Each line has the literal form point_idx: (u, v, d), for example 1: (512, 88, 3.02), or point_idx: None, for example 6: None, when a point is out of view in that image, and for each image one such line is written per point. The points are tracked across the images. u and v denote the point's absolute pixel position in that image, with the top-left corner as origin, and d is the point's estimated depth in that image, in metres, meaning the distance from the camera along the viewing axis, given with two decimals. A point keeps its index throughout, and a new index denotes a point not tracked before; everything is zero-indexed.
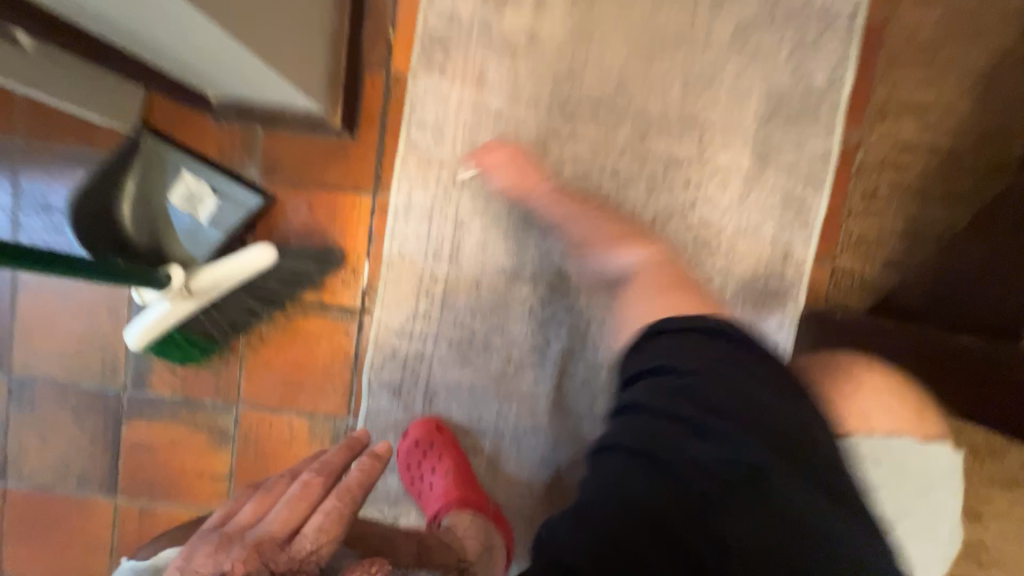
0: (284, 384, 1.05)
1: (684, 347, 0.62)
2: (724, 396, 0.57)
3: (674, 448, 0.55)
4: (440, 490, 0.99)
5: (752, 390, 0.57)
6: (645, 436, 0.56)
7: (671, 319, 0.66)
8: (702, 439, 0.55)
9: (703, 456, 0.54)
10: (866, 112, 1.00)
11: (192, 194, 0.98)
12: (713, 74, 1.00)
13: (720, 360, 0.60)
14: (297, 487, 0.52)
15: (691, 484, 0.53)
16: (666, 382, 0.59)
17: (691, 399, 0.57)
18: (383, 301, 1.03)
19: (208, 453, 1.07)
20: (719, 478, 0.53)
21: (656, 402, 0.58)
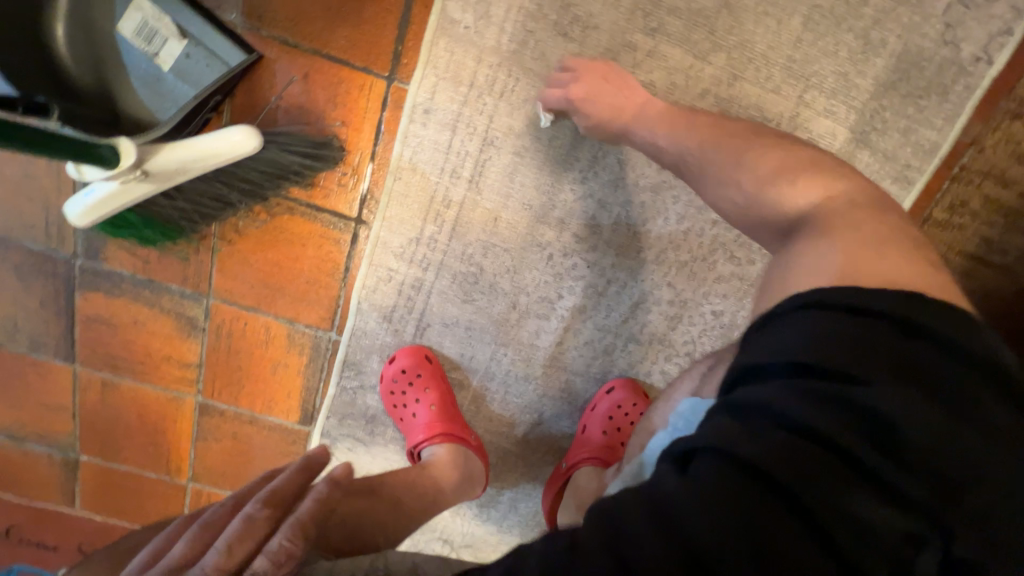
0: (261, 285, 0.94)
1: (822, 339, 0.43)
2: (887, 408, 0.41)
3: (820, 485, 0.39)
4: (424, 421, 0.97)
5: (930, 432, 0.41)
6: (772, 462, 0.39)
7: (832, 292, 0.47)
8: (862, 484, 0.40)
9: (862, 512, 0.39)
10: (1004, 102, 0.82)
11: (151, 31, 0.75)
12: (848, 10, 0.78)
13: (903, 380, 0.42)
14: (239, 522, 0.46)
15: (832, 547, 0.38)
16: (809, 387, 0.42)
17: (879, 421, 0.41)
18: (386, 214, 0.89)
19: (175, 340, 0.99)
20: (887, 540, 0.39)
21: (799, 407, 0.41)
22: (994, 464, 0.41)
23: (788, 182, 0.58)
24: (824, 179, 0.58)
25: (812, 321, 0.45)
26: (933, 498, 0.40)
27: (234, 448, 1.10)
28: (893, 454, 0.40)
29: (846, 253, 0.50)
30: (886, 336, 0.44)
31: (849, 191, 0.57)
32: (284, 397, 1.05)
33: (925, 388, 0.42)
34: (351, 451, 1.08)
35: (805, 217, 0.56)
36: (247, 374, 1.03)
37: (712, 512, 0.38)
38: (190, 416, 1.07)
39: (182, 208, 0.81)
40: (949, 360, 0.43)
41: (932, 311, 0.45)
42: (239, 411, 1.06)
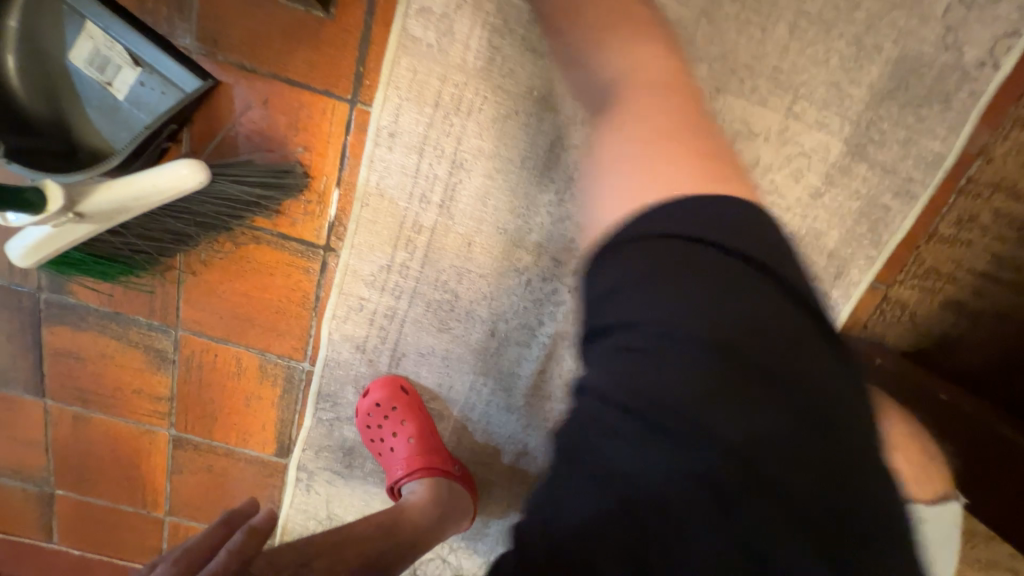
0: (230, 316, 0.91)
1: (654, 297, 0.42)
2: (660, 367, 0.41)
3: (625, 457, 0.39)
4: (403, 456, 0.93)
5: (713, 397, 0.40)
6: (568, 441, 0.42)
7: (684, 224, 0.45)
8: (665, 450, 0.39)
9: (669, 472, 0.39)
10: (1015, 106, 0.75)
11: (104, 60, 0.73)
12: (839, 14, 0.72)
13: (722, 330, 0.42)
14: None
15: (638, 509, 0.39)
16: (615, 350, 0.43)
17: (699, 369, 0.41)
18: (354, 241, 0.85)
19: (146, 372, 0.96)
20: (686, 499, 0.39)
21: (610, 383, 0.42)
22: (799, 410, 0.42)
23: (641, 127, 0.62)
24: (637, 43, 0.68)
25: (634, 276, 0.43)
26: (738, 468, 0.40)
27: (210, 480, 1.06)
28: (714, 426, 0.40)
29: (688, 178, 0.49)
30: (784, 322, 0.43)
31: (649, 60, 0.68)
32: (258, 429, 1.01)
33: (760, 356, 0.42)
34: (330, 485, 1.04)
35: (617, 77, 0.67)
36: (220, 406, 0.99)
37: (586, 493, 0.39)
38: (164, 449, 1.04)
39: (139, 242, 0.78)
40: (739, 294, 0.43)
41: (791, 261, 0.46)
42: (214, 443, 1.03)
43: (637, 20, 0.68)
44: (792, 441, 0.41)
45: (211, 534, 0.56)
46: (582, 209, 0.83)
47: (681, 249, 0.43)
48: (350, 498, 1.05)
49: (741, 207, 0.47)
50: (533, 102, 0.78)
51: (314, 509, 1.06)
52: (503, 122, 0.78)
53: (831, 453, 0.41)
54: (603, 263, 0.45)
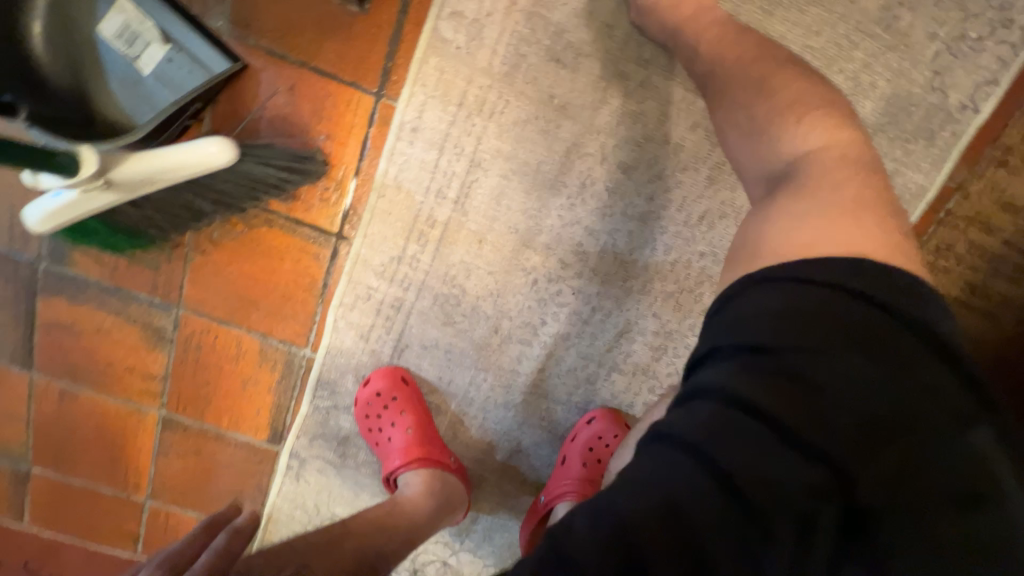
0: (235, 298, 0.91)
1: (782, 316, 0.46)
2: (781, 374, 0.45)
3: (732, 444, 0.43)
4: (400, 446, 0.94)
5: (811, 400, 0.44)
6: (707, 435, 0.43)
7: (780, 269, 0.50)
8: (797, 452, 0.43)
9: (792, 470, 0.43)
10: (990, 148, 0.82)
11: (134, 34, 0.73)
12: (839, 51, 0.78)
13: (858, 343, 0.46)
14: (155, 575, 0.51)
15: (752, 501, 0.41)
16: (744, 362, 0.46)
17: (794, 371, 0.45)
18: (368, 231, 0.86)
19: (141, 349, 0.95)
20: (795, 497, 0.42)
21: (740, 382, 0.45)
22: (903, 408, 0.45)
23: (789, 123, 0.58)
24: (828, 125, 0.57)
25: (761, 303, 0.48)
26: (850, 454, 0.44)
27: (197, 465, 1.05)
28: (823, 422, 0.44)
29: (848, 225, 0.51)
30: (870, 322, 0.47)
31: (829, 135, 0.57)
32: (252, 414, 1.01)
33: (896, 361, 0.46)
34: (320, 474, 1.04)
35: (796, 162, 0.57)
36: (215, 388, 0.98)
37: (686, 474, 0.42)
38: (152, 430, 1.02)
39: (153, 217, 0.78)
40: (876, 311, 0.47)
41: (895, 284, 0.48)
42: (205, 426, 1.02)
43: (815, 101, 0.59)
44: (904, 426, 0.45)
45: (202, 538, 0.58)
46: (591, 215, 0.86)
47: (818, 298, 0.47)
48: (340, 489, 1.05)
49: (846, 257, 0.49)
50: (553, 109, 0.81)
51: (302, 497, 1.05)
52: (523, 126, 0.82)
53: (937, 452, 0.44)
54: (732, 301, 0.50)
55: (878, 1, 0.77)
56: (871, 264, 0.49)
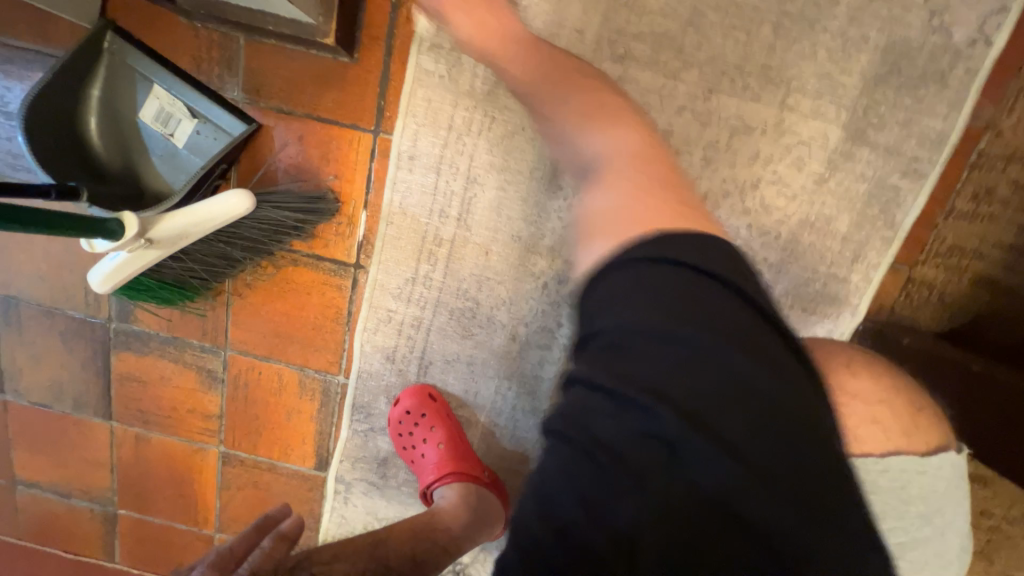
0: (272, 335, 0.99)
1: (619, 299, 0.46)
2: (627, 351, 0.44)
3: (607, 427, 0.42)
4: (434, 461, 0.96)
5: (669, 379, 0.43)
6: (578, 426, 0.43)
7: (651, 243, 0.48)
8: (620, 418, 0.42)
9: (641, 449, 0.42)
10: (1015, 79, 0.76)
11: (167, 114, 0.85)
12: (821, 11, 0.76)
13: (676, 320, 0.44)
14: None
15: (635, 475, 0.41)
16: (605, 349, 0.45)
17: (659, 347, 0.44)
18: (382, 257, 0.92)
19: (199, 392, 1.05)
20: (650, 468, 0.42)
21: (596, 371, 0.45)
22: (726, 379, 0.44)
23: (590, 129, 0.71)
24: (612, 125, 0.71)
25: (625, 280, 0.46)
26: (682, 428, 0.42)
27: (256, 496, 1.12)
28: (683, 407, 0.42)
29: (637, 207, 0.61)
30: (734, 308, 0.46)
31: (625, 140, 0.70)
32: (299, 443, 1.07)
33: (705, 328, 0.44)
34: (365, 497, 1.08)
35: (596, 159, 0.69)
36: (265, 422, 1.06)
37: (568, 471, 0.41)
38: (213, 466, 1.11)
39: (196, 269, 0.88)
40: (674, 265, 0.46)
41: (701, 248, 0.48)
42: (258, 459, 1.09)
43: (598, 110, 0.72)
44: (723, 400, 0.43)
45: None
46: None
47: (677, 277, 0.45)
48: (385, 510, 1.08)
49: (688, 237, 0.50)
50: None
51: (352, 522, 1.09)
52: (511, 138, 0.85)
53: (788, 405, 0.44)
54: (597, 285, 0.48)
55: None
56: (699, 233, 0.49)
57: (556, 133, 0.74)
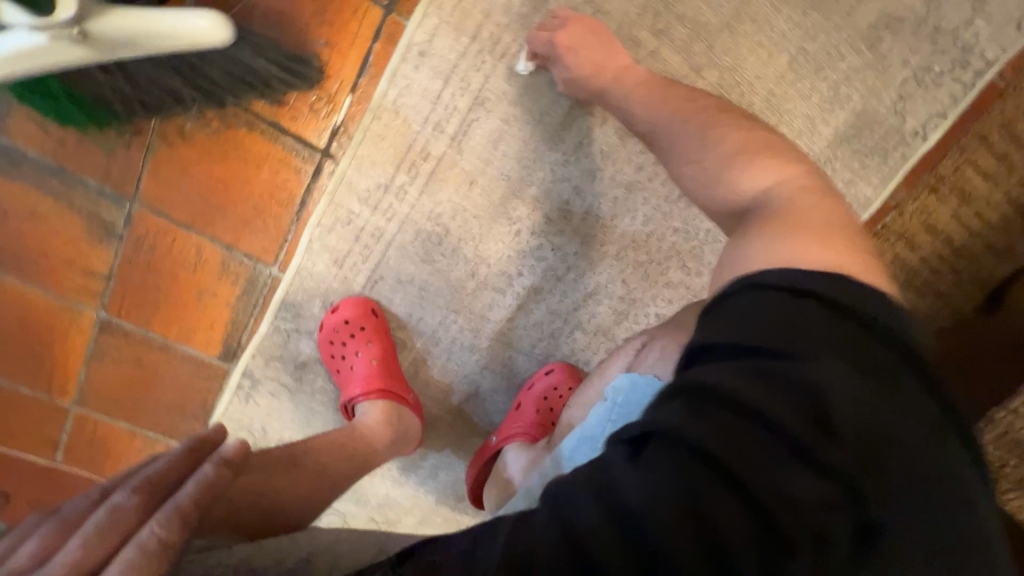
0: (200, 202, 0.86)
1: (772, 324, 0.44)
2: (773, 389, 0.41)
3: (768, 467, 0.39)
4: (362, 375, 0.95)
5: (840, 431, 0.41)
6: (727, 450, 0.39)
7: (779, 273, 0.49)
8: (796, 462, 0.39)
9: (798, 486, 0.39)
10: (926, 175, 0.94)
11: None
12: (829, 59, 0.84)
13: (842, 352, 0.44)
14: (102, 515, 0.38)
15: (783, 529, 0.38)
16: (752, 366, 0.42)
17: (826, 391, 0.41)
18: (359, 152, 0.84)
19: (84, 242, 0.87)
20: (807, 516, 0.38)
21: (738, 381, 0.41)
22: (895, 422, 0.43)
23: (747, 163, 0.60)
24: (783, 164, 0.60)
25: (749, 306, 0.46)
26: (862, 487, 0.40)
27: (135, 373, 0.99)
28: (858, 453, 0.41)
29: (820, 249, 0.52)
30: (875, 348, 0.45)
31: (788, 176, 0.59)
32: (204, 327, 0.97)
33: (878, 379, 0.43)
34: (271, 398, 1.03)
35: (756, 199, 0.59)
36: (167, 296, 0.93)
37: (715, 507, 0.37)
38: (86, 331, 0.94)
39: (122, 91, 0.71)
40: (855, 320, 0.46)
41: (839, 284, 0.48)
42: (148, 335, 0.96)
43: (767, 143, 0.61)
44: (892, 458, 0.42)
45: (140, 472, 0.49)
46: (581, 175, 0.89)
47: (787, 304, 0.45)
48: (289, 415, 1.04)
49: (794, 268, 0.49)
50: None
51: (249, 419, 1.04)
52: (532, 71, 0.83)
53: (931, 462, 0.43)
54: (721, 309, 0.48)
55: (871, 19, 0.83)
56: (858, 282, 0.49)
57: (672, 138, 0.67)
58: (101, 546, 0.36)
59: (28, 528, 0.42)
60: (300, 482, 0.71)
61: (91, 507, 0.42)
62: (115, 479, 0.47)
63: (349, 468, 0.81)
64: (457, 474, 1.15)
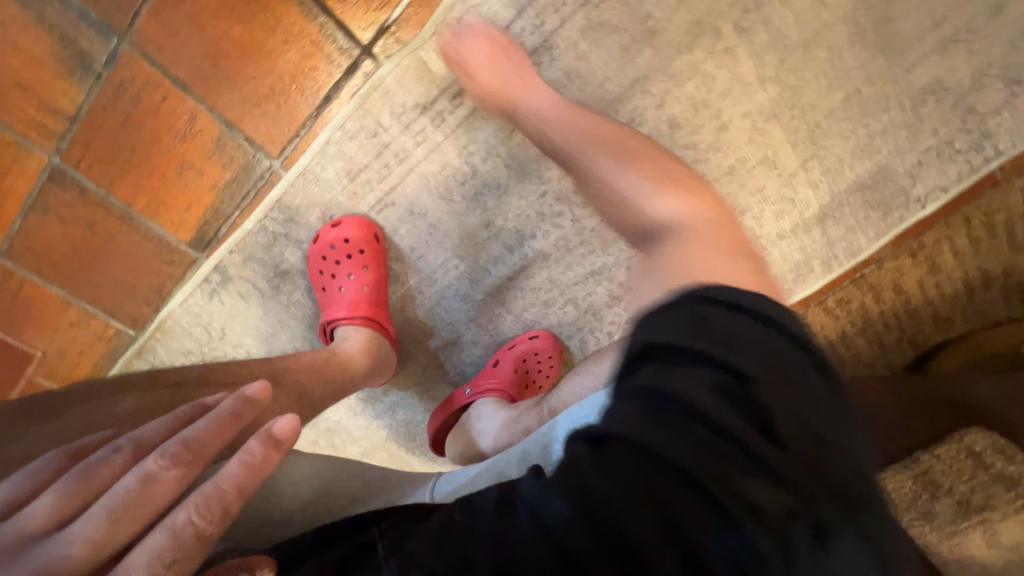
0: (205, 63, 0.75)
1: (670, 330, 0.43)
2: (680, 377, 0.39)
3: (680, 441, 0.36)
4: (349, 299, 0.90)
5: (750, 419, 0.38)
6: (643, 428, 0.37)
7: (709, 288, 0.46)
8: (707, 440, 0.36)
9: (714, 466, 0.36)
10: (915, 238, 0.97)
11: None
12: (876, 108, 0.87)
13: (741, 348, 0.41)
14: (136, 480, 0.37)
15: (692, 500, 0.35)
16: (662, 362, 0.41)
17: (728, 384, 0.39)
18: (412, 64, 0.80)
19: (47, 67, 0.72)
20: (738, 504, 0.35)
21: (650, 379, 0.40)
22: (808, 408, 0.40)
23: (658, 189, 0.60)
24: (690, 197, 0.60)
25: (666, 316, 0.44)
26: (782, 476, 0.37)
27: (80, 237, 0.86)
28: (760, 436, 0.38)
29: (732, 270, 0.51)
30: (767, 340, 0.43)
31: (690, 203, 0.59)
32: (178, 207, 0.86)
33: (779, 368, 0.41)
34: (238, 300, 0.95)
35: (668, 221, 0.57)
36: (141, 159, 0.81)
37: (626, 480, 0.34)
38: (30, 175, 0.80)
39: None
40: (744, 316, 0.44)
41: (752, 295, 0.46)
42: (109, 199, 0.84)
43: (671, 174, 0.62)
44: (806, 441, 0.39)
45: (187, 421, 0.45)
46: None
47: (690, 308, 0.44)
48: (253, 322, 0.97)
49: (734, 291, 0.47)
50: (644, 31, 0.81)
51: (208, 317, 0.97)
52: (609, 31, 0.80)
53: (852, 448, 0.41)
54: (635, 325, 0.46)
55: (926, 80, 0.86)
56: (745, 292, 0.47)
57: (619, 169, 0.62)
58: (134, 517, 0.36)
59: (51, 470, 0.41)
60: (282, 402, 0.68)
61: (121, 469, 0.39)
62: (153, 425, 0.43)
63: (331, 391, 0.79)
64: (415, 418, 1.14)
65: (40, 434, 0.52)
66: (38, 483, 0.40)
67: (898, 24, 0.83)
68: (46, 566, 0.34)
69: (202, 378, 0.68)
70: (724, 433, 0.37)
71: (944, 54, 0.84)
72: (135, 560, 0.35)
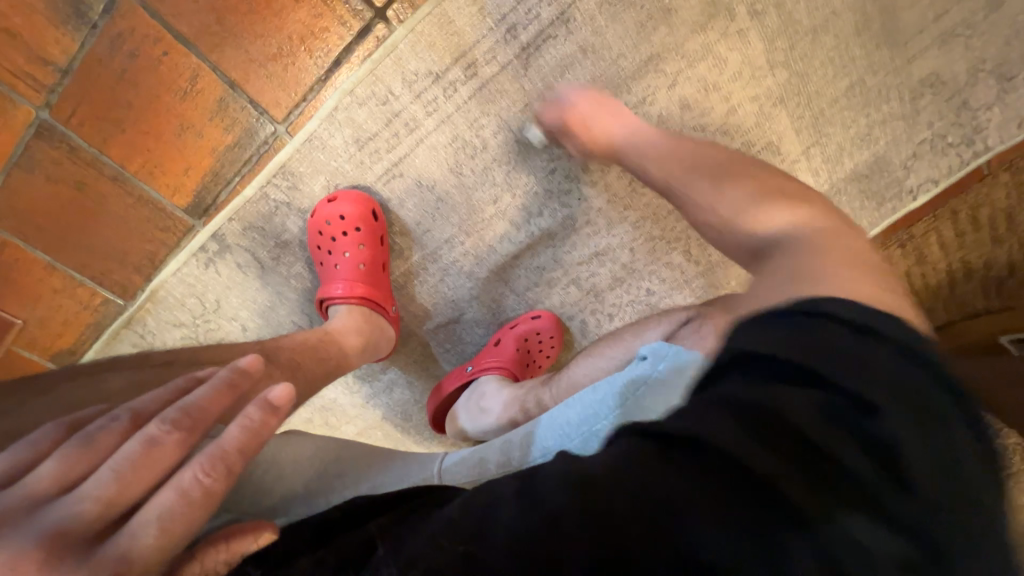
0: (212, 18, 0.73)
1: (784, 339, 0.38)
2: (781, 391, 0.36)
3: (760, 460, 0.33)
4: (346, 274, 0.88)
5: (858, 453, 0.34)
6: (729, 452, 0.33)
7: (821, 301, 0.43)
8: (804, 479, 0.33)
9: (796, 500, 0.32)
10: (904, 228, 1.01)
11: None
12: (877, 98, 0.90)
13: (872, 378, 0.36)
14: (135, 445, 0.32)
15: (768, 539, 0.31)
16: (765, 374, 0.37)
17: (831, 413, 0.35)
18: (427, 30, 0.80)
19: (40, 13, 0.69)
20: (835, 555, 0.31)
21: (746, 395, 0.36)
22: (941, 455, 0.35)
23: (767, 203, 0.60)
24: (794, 206, 0.60)
25: (775, 328, 0.39)
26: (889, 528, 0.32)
27: (68, 199, 0.82)
28: (865, 484, 0.33)
29: (853, 279, 0.48)
30: (906, 373, 0.37)
31: (809, 216, 0.59)
32: (175, 169, 0.83)
33: (918, 410, 0.36)
34: (233, 273, 0.93)
35: (781, 235, 0.57)
36: (136, 118, 0.78)
37: (709, 511, 0.32)
38: (16, 130, 0.75)
39: None
40: (861, 336, 0.39)
41: (893, 323, 0.41)
42: (101, 158, 0.80)
43: (791, 192, 0.63)
44: (925, 482, 0.34)
45: (184, 393, 0.39)
46: None
47: (813, 323, 0.39)
48: (247, 295, 0.95)
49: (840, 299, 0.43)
50: (658, 9, 0.82)
51: (202, 288, 0.94)
52: (625, 7, 0.81)
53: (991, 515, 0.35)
54: (746, 328, 0.40)
55: (924, 73, 0.89)
56: (866, 308, 0.42)
57: (731, 197, 0.62)
58: (139, 478, 0.32)
59: (51, 439, 0.35)
60: (276, 376, 0.66)
61: (121, 437, 0.34)
62: (151, 396, 0.38)
63: (325, 369, 0.76)
64: (411, 398, 1.12)
65: (43, 403, 0.50)
66: (27, 453, 0.34)
67: (901, 15, 0.85)
68: (38, 532, 0.30)
69: (192, 358, 0.64)
70: (825, 456, 0.34)
71: (942, 48, 0.87)
72: (138, 526, 0.31)
